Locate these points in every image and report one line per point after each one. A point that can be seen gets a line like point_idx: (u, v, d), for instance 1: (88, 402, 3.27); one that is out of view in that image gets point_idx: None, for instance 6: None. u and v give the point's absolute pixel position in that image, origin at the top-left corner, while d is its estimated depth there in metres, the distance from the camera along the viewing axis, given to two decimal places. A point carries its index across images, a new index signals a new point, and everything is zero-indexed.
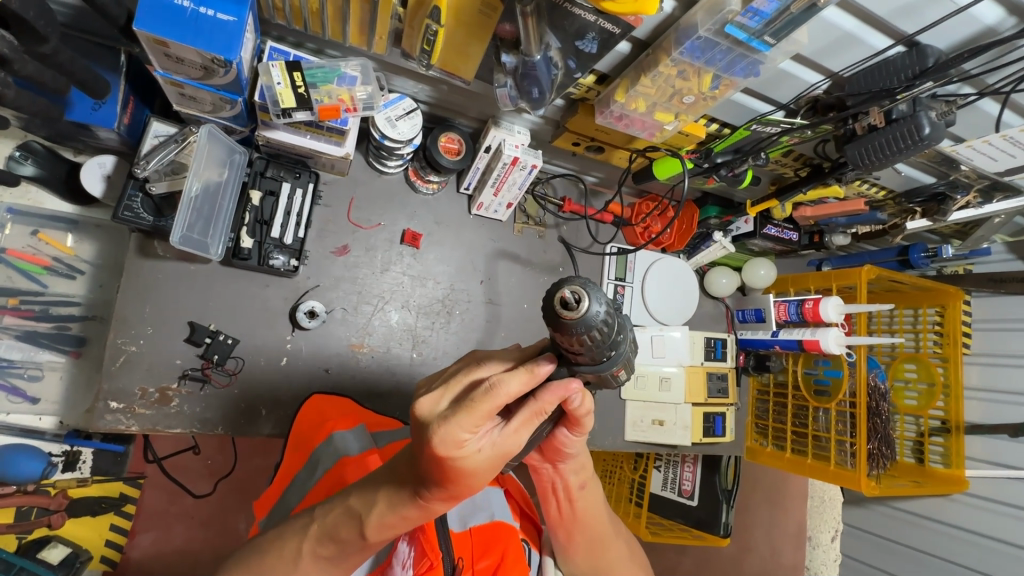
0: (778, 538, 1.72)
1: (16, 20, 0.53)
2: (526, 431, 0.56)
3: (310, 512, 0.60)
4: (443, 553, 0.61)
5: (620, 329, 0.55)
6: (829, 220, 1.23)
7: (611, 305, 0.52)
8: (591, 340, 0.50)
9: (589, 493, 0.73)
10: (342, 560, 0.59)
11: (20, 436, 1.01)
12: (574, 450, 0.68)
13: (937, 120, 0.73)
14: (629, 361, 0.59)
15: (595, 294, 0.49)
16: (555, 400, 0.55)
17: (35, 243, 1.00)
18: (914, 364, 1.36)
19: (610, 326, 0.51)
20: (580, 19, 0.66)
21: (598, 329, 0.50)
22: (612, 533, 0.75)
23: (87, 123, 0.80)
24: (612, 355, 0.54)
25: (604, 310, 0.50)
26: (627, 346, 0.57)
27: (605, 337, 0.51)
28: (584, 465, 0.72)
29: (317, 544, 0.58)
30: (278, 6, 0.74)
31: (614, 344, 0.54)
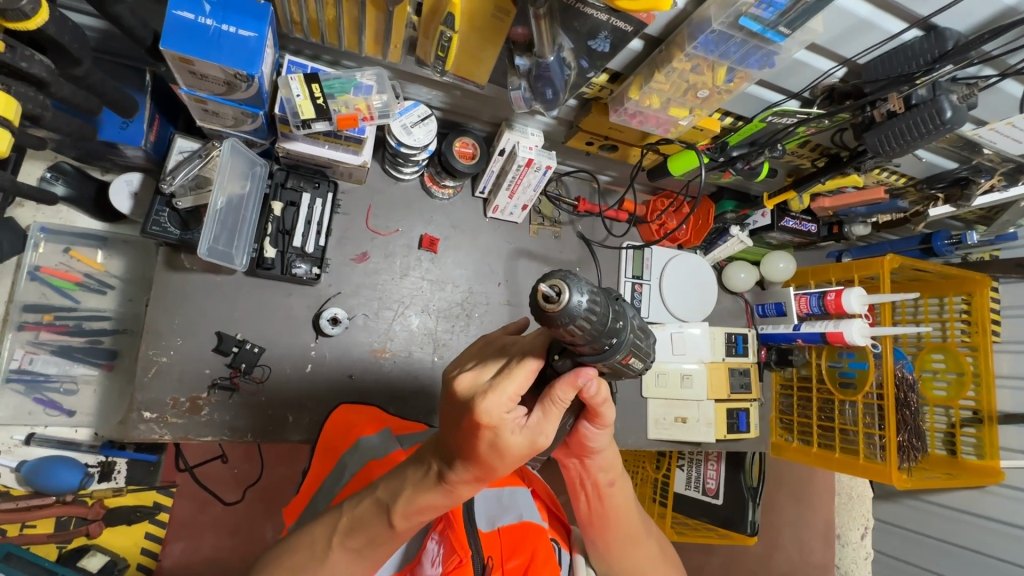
0: (807, 535, 1.73)
1: (52, 44, 0.55)
2: (553, 426, 0.55)
3: (340, 509, 0.61)
4: (473, 550, 0.61)
5: (619, 315, 0.54)
6: (848, 210, 1.21)
7: (598, 293, 0.51)
8: (581, 330, 0.49)
9: (618, 491, 0.73)
10: (370, 556, 0.60)
11: (58, 448, 1.04)
12: (598, 449, 0.68)
13: (959, 104, 0.71)
14: (637, 343, 0.58)
15: (576, 283, 0.48)
16: (572, 391, 0.54)
17: (67, 260, 1.03)
18: (942, 354, 1.33)
19: (601, 315, 0.50)
20: (593, 19, 0.67)
21: (588, 319, 0.48)
22: (641, 534, 0.75)
23: (116, 141, 0.82)
24: (614, 340, 0.53)
25: (589, 298, 0.49)
26: (629, 328, 0.56)
27: (597, 324, 0.49)
28: (614, 464, 0.71)
29: (352, 542, 0.59)
30: (295, 20, 0.76)
31: (613, 330, 0.53)
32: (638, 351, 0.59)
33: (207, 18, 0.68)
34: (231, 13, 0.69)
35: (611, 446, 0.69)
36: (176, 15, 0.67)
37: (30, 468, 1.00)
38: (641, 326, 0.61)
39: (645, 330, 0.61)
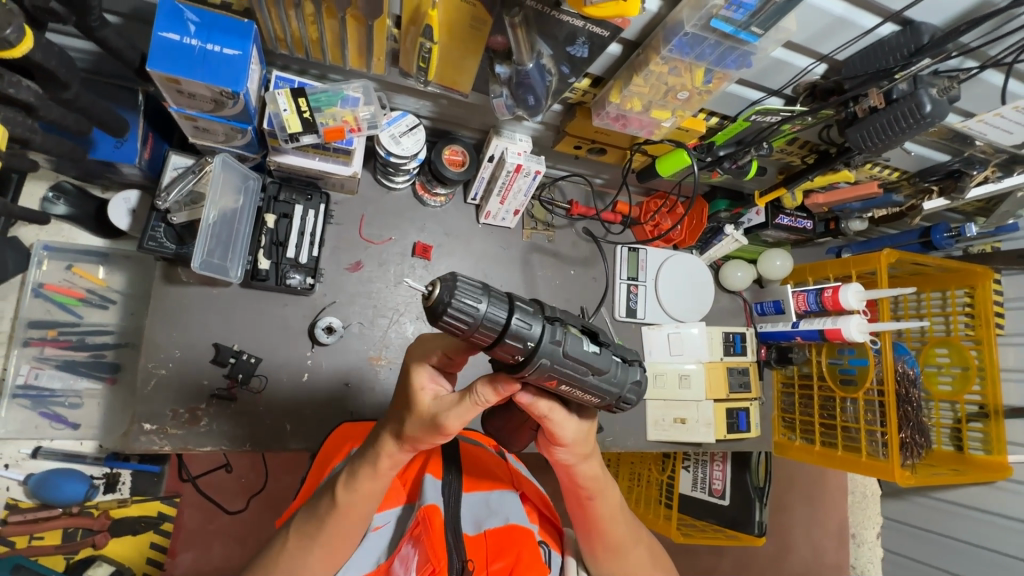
0: (821, 537, 1.72)
1: (40, 69, 0.57)
2: (458, 415, 0.56)
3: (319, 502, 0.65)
4: (452, 554, 0.63)
5: (531, 334, 0.53)
6: (843, 206, 1.20)
7: (492, 302, 0.52)
8: (461, 333, 0.52)
9: (601, 502, 0.70)
10: (331, 537, 0.63)
11: (63, 461, 1.06)
12: (570, 462, 0.67)
13: (939, 97, 0.71)
14: (564, 368, 0.56)
15: (458, 287, 0.50)
16: (494, 397, 0.55)
17: (70, 277, 1.06)
18: (946, 348, 1.32)
19: (490, 323, 0.52)
20: (569, 25, 0.68)
21: (465, 324, 0.51)
22: (628, 543, 0.73)
23: (111, 160, 0.85)
24: (518, 354, 0.54)
25: (472, 303, 0.51)
26: (546, 351, 0.54)
27: (474, 333, 0.51)
28: (594, 476, 0.69)
29: (312, 529, 0.63)
30: (280, 36, 0.77)
31: (514, 344, 0.53)
32: (569, 377, 0.56)
33: (193, 38, 0.70)
34: (215, 31, 0.71)
35: (587, 460, 0.67)
36: (162, 36, 0.69)
37: (36, 482, 1.03)
38: (588, 355, 0.57)
39: (595, 361, 0.57)
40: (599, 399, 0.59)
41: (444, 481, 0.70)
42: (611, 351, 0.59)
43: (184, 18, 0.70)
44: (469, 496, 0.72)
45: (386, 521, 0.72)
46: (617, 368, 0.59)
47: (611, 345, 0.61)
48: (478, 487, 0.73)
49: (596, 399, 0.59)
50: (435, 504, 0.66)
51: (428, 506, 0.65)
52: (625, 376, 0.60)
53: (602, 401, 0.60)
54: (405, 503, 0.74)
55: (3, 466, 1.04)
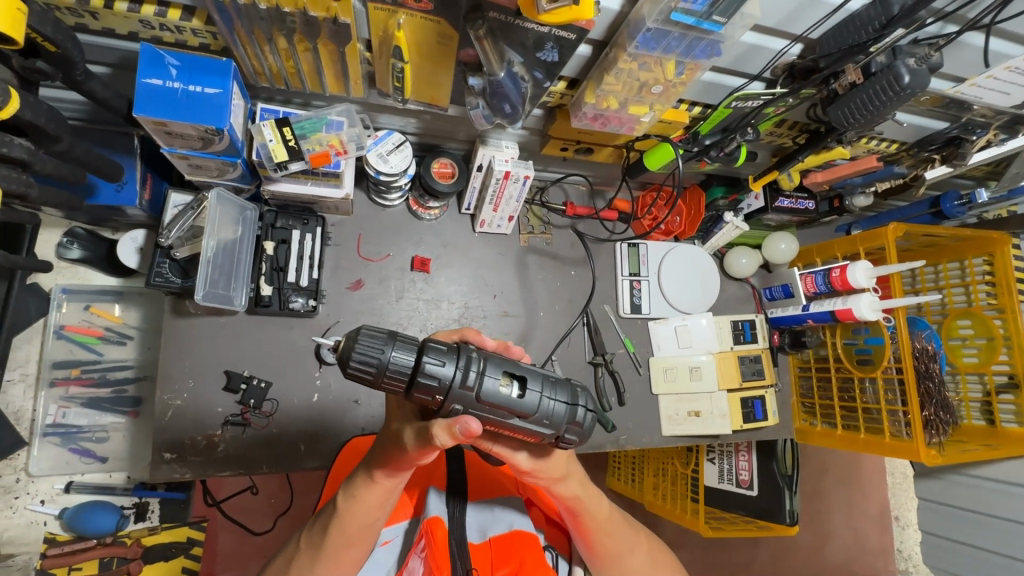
0: (862, 523, 1.70)
1: (32, 127, 0.60)
2: (414, 436, 0.58)
3: (325, 519, 0.67)
4: (456, 563, 0.65)
5: (438, 383, 0.55)
6: (844, 182, 1.17)
7: (397, 350, 0.55)
8: (371, 380, 0.56)
9: (587, 516, 0.72)
10: (335, 554, 0.66)
11: (95, 493, 1.11)
12: (547, 484, 0.69)
13: (918, 67, 0.70)
14: (481, 412, 0.57)
15: (359, 339, 0.54)
16: (450, 440, 0.55)
17: (89, 316, 1.12)
18: (968, 319, 1.26)
19: (396, 371, 0.55)
20: (534, 32, 0.68)
21: (372, 372, 0.55)
22: (622, 550, 0.74)
23: (113, 203, 0.89)
24: (431, 399, 0.56)
25: (374, 353, 0.54)
26: (458, 395, 0.55)
27: (379, 381, 0.55)
28: (574, 496, 0.70)
29: (318, 540, 0.66)
30: (259, 70, 0.80)
31: (424, 390, 0.55)
32: (487, 418, 0.58)
33: (175, 81, 0.72)
34: (196, 73, 0.73)
35: (564, 482, 0.68)
36: (146, 83, 0.72)
37: (71, 514, 1.07)
38: (509, 399, 0.57)
39: (517, 404, 0.57)
40: (533, 437, 0.60)
41: (448, 494, 0.73)
42: (539, 393, 0.58)
43: (165, 63, 0.72)
44: (474, 506, 0.74)
45: (394, 535, 0.74)
46: (547, 408, 0.58)
47: (546, 383, 0.59)
48: (482, 497, 0.76)
49: (529, 437, 0.60)
50: (438, 516, 0.70)
51: (431, 518, 0.69)
52: (557, 416, 0.59)
53: (535, 437, 0.61)
54: (412, 517, 0.75)
55: (39, 501, 1.08)
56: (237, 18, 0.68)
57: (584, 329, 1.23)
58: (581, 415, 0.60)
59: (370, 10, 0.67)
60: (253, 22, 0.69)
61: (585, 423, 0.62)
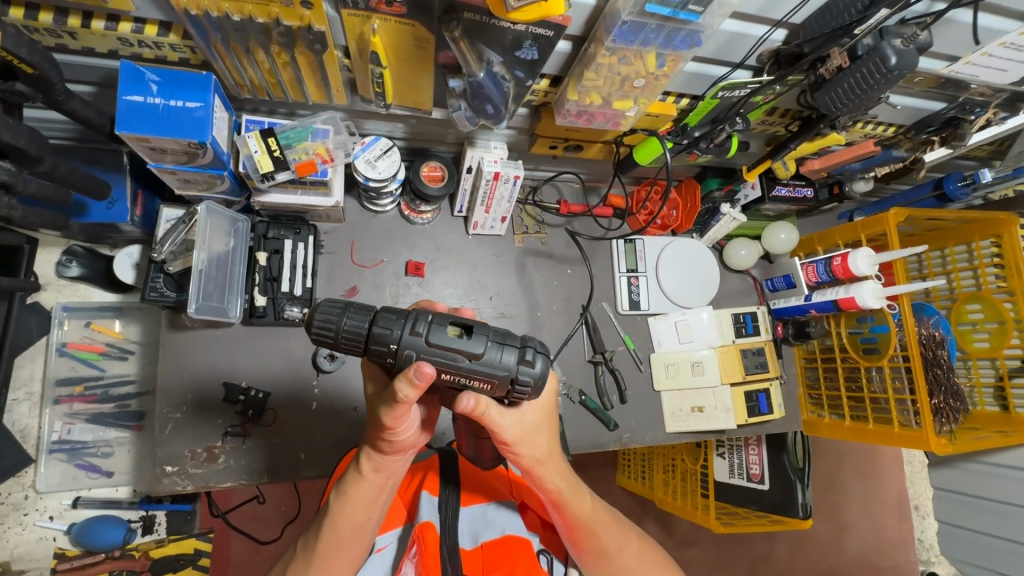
0: (880, 513, 1.67)
1: (13, 149, 0.61)
2: (387, 407, 0.58)
3: (317, 524, 0.68)
4: (447, 568, 0.67)
5: (388, 332, 0.59)
6: (842, 168, 1.14)
7: (350, 312, 0.61)
8: (332, 345, 0.62)
9: (577, 513, 0.71)
10: (327, 559, 0.66)
11: (102, 508, 1.12)
12: (528, 472, 0.69)
13: (905, 48, 0.69)
14: (433, 357, 0.58)
15: (319, 308, 0.61)
16: (414, 390, 0.56)
17: (90, 333, 1.13)
18: (979, 304, 1.22)
19: (351, 331, 0.60)
20: (510, 31, 0.67)
21: (331, 334, 0.61)
22: (613, 548, 0.73)
23: (104, 220, 0.90)
24: (387, 354, 0.59)
25: (330, 315, 0.60)
26: (408, 342, 0.58)
27: (338, 342, 0.61)
28: (556, 489, 0.70)
29: (310, 543, 0.67)
30: (240, 82, 0.80)
31: (377, 342, 0.59)
32: (441, 366, 0.59)
33: (156, 97, 0.73)
34: (177, 88, 0.74)
35: (546, 470, 0.69)
36: (127, 100, 0.72)
37: (79, 529, 1.08)
38: (457, 342, 0.58)
39: (466, 345, 0.58)
40: (489, 383, 0.59)
41: (440, 498, 0.74)
42: (486, 335, 0.59)
43: (145, 79, 0.73)
44: (467, 510, 0.76)
45: (388, 542, 0.75)
46: (496, 350, 0.58)
47: (496, 328, 0.60)
48: (475, 500, 0.77)
49: (486, 385, 0.59)
50: (430, 522, 0.70)
51: (422, 523, 0.70)
52: (508, 358, 0.59)
53: (490, 385, 0.59)
54: (405, 523, 0.77)
55: (48, 517, 1.10)
56: (211, 31, 0.67)
57: (583, 327, 1.22)
58: (531, 354, 0.59)
59: (343, 16, 0.66)
60: (229, 34, 0.68)
61: (539, 364, 0.60)
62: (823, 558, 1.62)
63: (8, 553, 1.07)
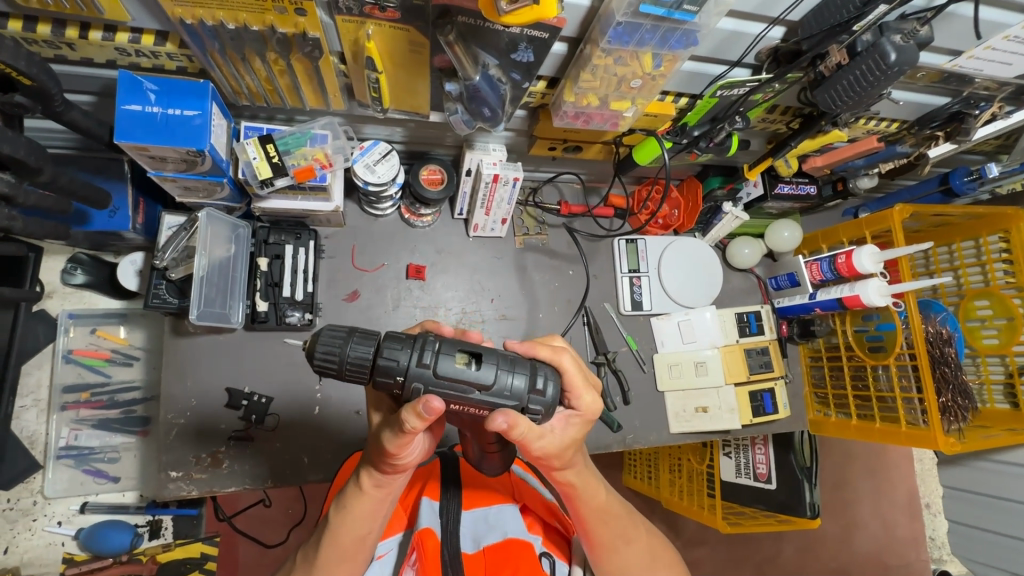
0: (890, 511, 1.66)
1: (13, 161, 0.62)
2: (393, 434, 0.59)
3: (320, 533, 0.68)
4: (447, 570, 0.68)
5: (396, 364, 0.59)
6: (846, 165, 1.13)
7: (355, 342, 0.60)
8: (336, 374, 0.61)
9: (581, 504, 0.71)
10: (330, 568, 0.66)
11: (109, 513, 1.13)
12: (546, 469, 0.69)
13: (905, 44, 0.68)
14: (442, 389, 0.59)
15: (322, 336, 0.60)
16: (421, 422, 0.56)
17: (95, 339, 1.15)
18: (987, 300, 1.20)
19: (356, 362, 0.59)
20: (505, 34, 0.67)
21: (334, 364, 0.60)
22: (619, 540, 0.73)
23: (107, 229, 0.90)
24: (394, 385, 0.60)
25: (335, 346, 0.60)
26: (416, 374, 0.58)
27: (343, 373, 0.61)
28: (570, 483, 0.70)
29: (312, 553, 0.67)
30: (237, 90, 0.80)
31: (384, 373, 0.59)
32: (450, 396, 0.59)
33: (154, 106, 0.73)
34: (174, 96, 0.74)
35: (563, 469, 0.69)
36: (126, 109, 0.73)
37: (87, 533, 1.10)
38: (466, 373, 0.59)
39: (475, 376, 0.59)
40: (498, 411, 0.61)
41: (440, 503, 0.74)
42: (495, 364, 0.60)
43: (143, 88, 0.73)
44: (468, 513, 0.76)
45: (389, 548, 0.75)
46: (505, 380, 0.59)
47: (503, 356, 0.61)
48: (477, 504, 0.77)
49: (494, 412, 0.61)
50: (430, 527, 0.71)
51: (422, 529, 0.70)
52: (516, 387, 0.60)
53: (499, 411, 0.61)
54: (406, 528, 0.78)
55: (56, 523, 1.11)
56: (208, 40, 0.68)
57: (585, 328, 1.21)
58: (540, 382, 0.61)
59: (338, 23, 0.66)
60: (226, 43, 0.69)
61: (549, 391, 0.61)
62: (833, 557, 1.61)
63: (17, 558, 1.08)
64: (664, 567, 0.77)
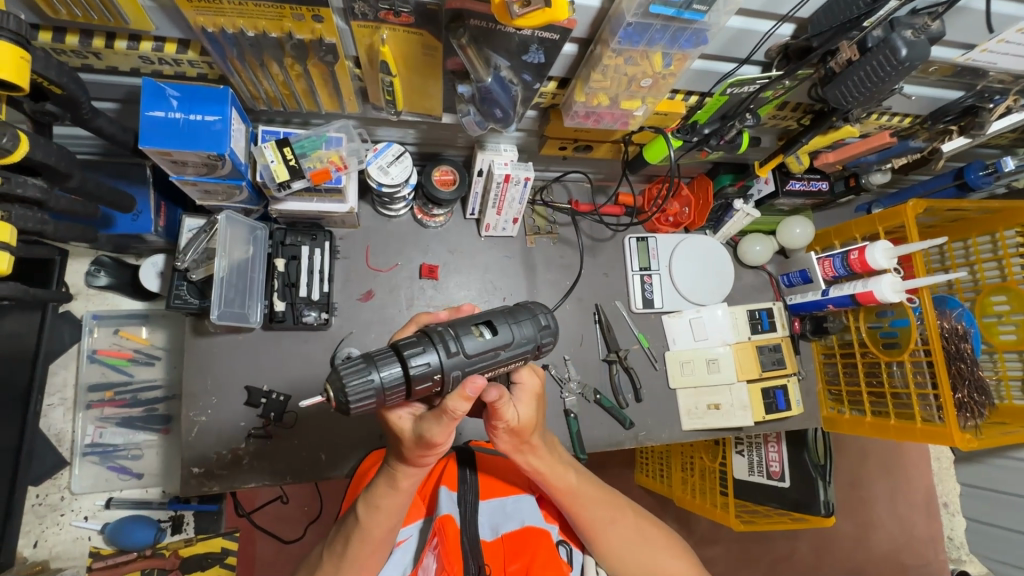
0: (906, 509, 1.64)
1: (45, 167, 0.64)
2: (439, 424, 0.59)
3: (346, 530, 0.70)
4: (469, 561, 0.69)
5: (430, 367, 0.59)
6: (858, 161, 1.12)
7: (378, 367, 0.58)
8: (371, 406, 0.58)
9: (555, 488, 0.73)
10: (358, 562, 0.69)
11: (134, 508, 1.16)
12: (509, 452, 0.71)
13: (915, 39, 0.68)
14: (477, 366, 0.62)
15: (344, 377, 0.56)
16: (469, 402, 0.57)
17: (119, 339, 1.18)
18: (1004, 295, 1.19)
19: (392, 384, 0.58)
20: (516, 36, 0.68)
21: (372, 397, 0.57)
22: (602, 520, 0.75)
23: (130, 231, 0.94)
24: (432, 386, 0.60)
25: (366, 383, 0.56)
26: (450, 366, 0.60)
27: (380, 402, 0.58)
28: (536, 468, 0.71)
29: (341, 550, 0.69)
30: (255, 95, 0.82)
31: (420, 380, 0.59)
32: (484, 368, 0.63)
33: (176, 112, 0.75)
34: (195, 102, 0.76)
35: (526, 453, 0.70)
36: (149, 115, 0.75)
37: (112, 528, 1.13)
38: (487, 341, 0.62)
39: (496, 341, 0.63)
40: (522, 360, 0.66)
41: (458, 493, 0.75)
42: (505, 322, 0.64)
43: (166, 95, 0.76)
44: (487, 503, 0.76)
45: (410, 534, 0.77)
46: (519, 331, 0.65)
47: (504, 313, 0.65)
48: (495, 493, 0.78)
49: (519, 363, 0.66)
50: (449, 514, 0.72)
51: (442, 515, 0.72)
52: (530, 332, 0.65)
53: (522, 359, 0.66)
54: (425, 516, 0.79)
55: (82, 518, 1.15)
56: (228, 47, 0.70)
57: (597, 327, 1.22)
58: (543, 318, 0.67)
59: (353, 28, 0.68)
60: (245, 49, 0.71)
61: (552, 323, 0.68)
62: (848, 556, 1.60)
63: (46, 553, 1.12)
64: (655, 548, 0.77)
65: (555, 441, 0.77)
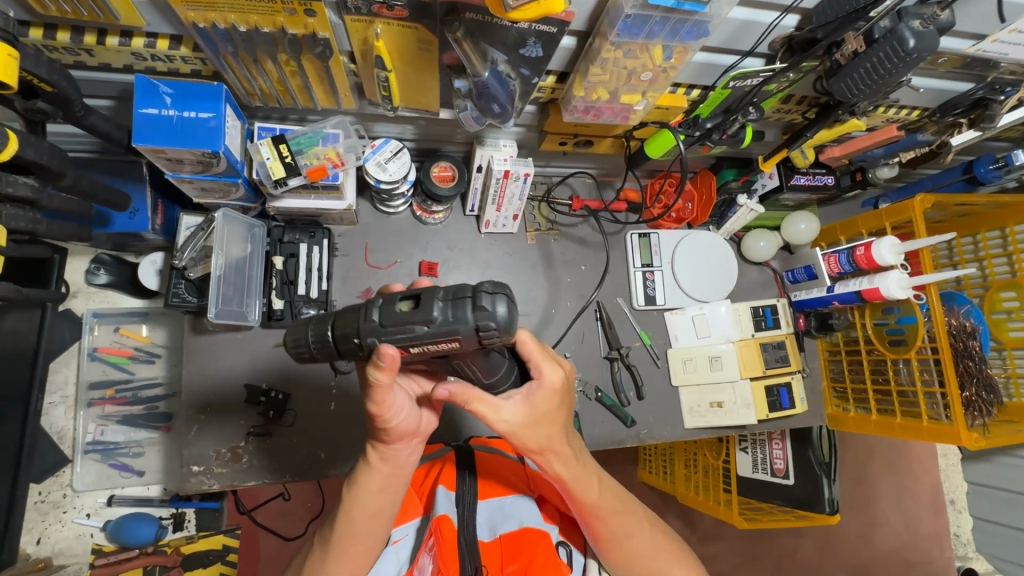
0: (912, 507, 1.63)
1: (36, 166, 0.64)
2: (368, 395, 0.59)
3: (334, 520, 0.69)
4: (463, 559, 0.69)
5: (346, 331, 0.58)
6: (864, 155, 1.09)
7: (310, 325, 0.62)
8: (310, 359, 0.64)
9: (576, 497, 0.72)
10: (345, 548, 0.68)
11: (136, 505, 1.17)
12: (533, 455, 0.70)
13: (924, 29, 0.66)
14: (392, 338, 0.55)
15: (288, 329, 0.64)
16: (388, 373, 0.56)
17: (119, 337, 1.18)
18: (1013, 292, 1.17)
19: (319, 341, 0.61)
20: (513, 29, 0.67)
21: (305, 350, 0.63)
22: (620, 531, 0.74)
23: (127, 229, 0.93)
24: (356, 349, 0.59)
25: (299, 334, 0.63)
26: (363, 333, 0.57)
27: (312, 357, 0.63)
28: (559, 475, 0.70)
29: (328, 535, 0.69)
30: (251, 91, 0.81)
31: (343, 342, 0.59)
32: (401, 341, 0.56)
33: (170, 109, 0.75)
34: (190, 99, 0.75)
35: (545, 456, 0.68)
36: (143, 113, 0.74)
37: (114, 526, 1.13)
38: (405, 313, 0.55)
39: (413, 315, 0.54)
40: (453, 343, 0.55)
41: (456, 492, 0.74)
42: (433, 297, 0.54)
43: (159, 92, 0.75)
44: (484, 503, 0.76)
45: (404, 534, 0.76)
46: (444, 309, 0.53)
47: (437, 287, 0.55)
48: (493, 493, 0.77)
49: (451, 344, 0.55)
50: (446, 514, 0.72)
51: (438, 516, 0.72)
52: (458, 312, 0.53)
53: (453, 341, 0.55)
54: (421, 515, 0.78)
55: (85, 515, 1.15)
56: (221, 43, 0.69)
57: (597, 323, 1.21)
58: (483, 298, 0.53)
59: (346, 22, 0.67)
60: (239, 45, 0.70)
61: (496, 305, 0.53)
62: (853, 554, 1.59)
63: (49, 549, 1.13)
64: (668, 562, 0.77)
65: (582, 447, 0.75)
